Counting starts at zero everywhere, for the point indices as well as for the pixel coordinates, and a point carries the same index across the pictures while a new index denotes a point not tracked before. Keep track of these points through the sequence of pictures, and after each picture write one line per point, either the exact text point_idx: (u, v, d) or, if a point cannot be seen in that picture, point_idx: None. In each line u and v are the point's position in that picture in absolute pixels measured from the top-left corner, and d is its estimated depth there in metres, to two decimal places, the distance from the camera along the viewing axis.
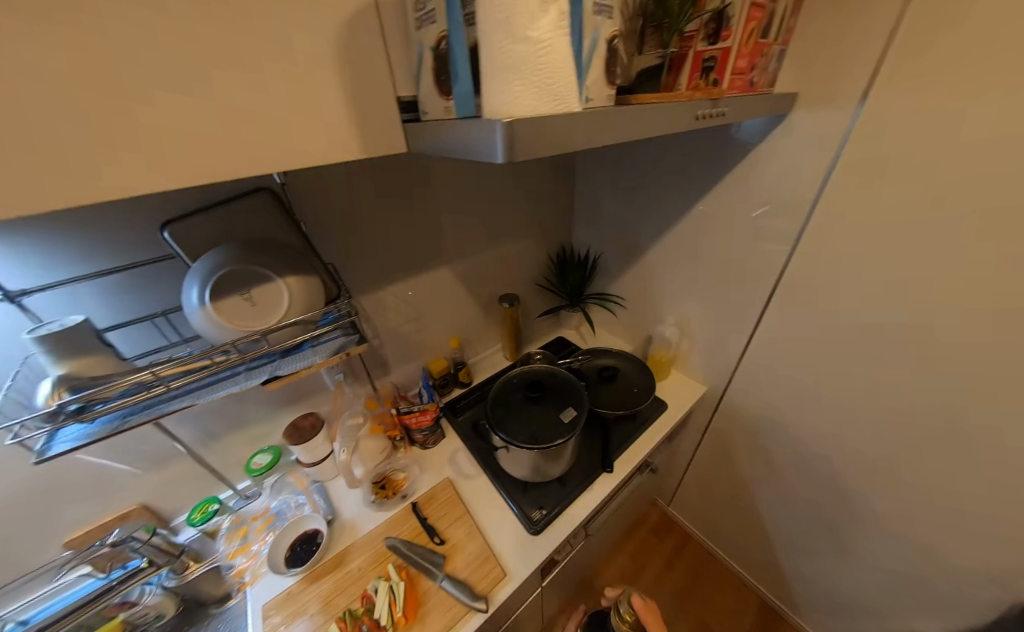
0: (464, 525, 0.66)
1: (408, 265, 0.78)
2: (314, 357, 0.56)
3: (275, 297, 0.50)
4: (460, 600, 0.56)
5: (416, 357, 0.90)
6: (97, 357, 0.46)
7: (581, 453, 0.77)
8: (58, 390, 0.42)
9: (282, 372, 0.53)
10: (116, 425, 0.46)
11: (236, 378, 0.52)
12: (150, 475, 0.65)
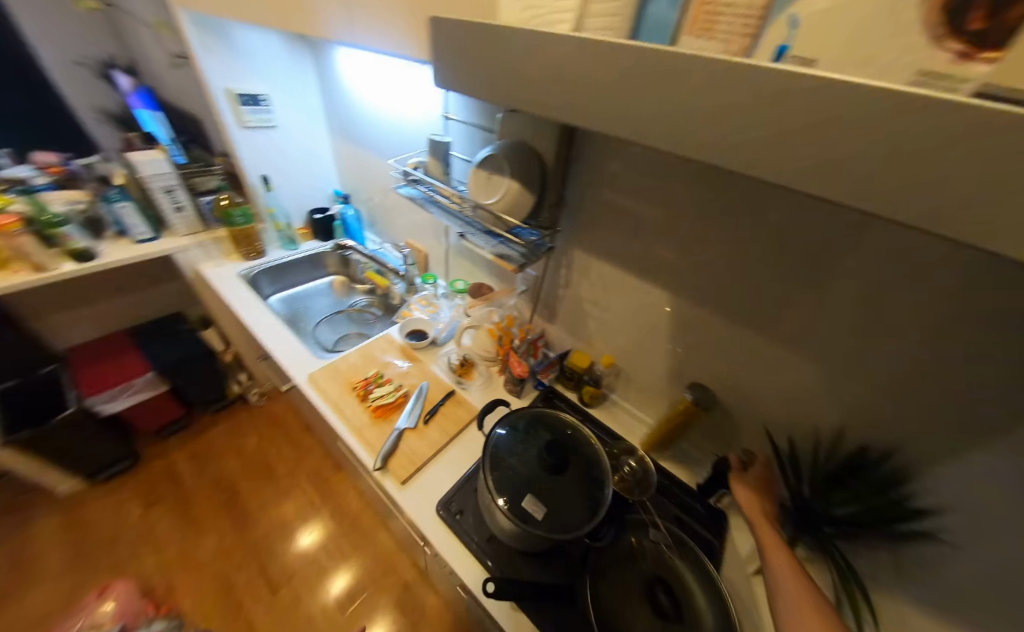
0: (438, 436, 0.73)
1: (642, 264, 0.66)
2: (485, 247, 0.67)
3: (492, 189, 0.62)
4: (381, 444, 0.70)
5: (576, 335, 0.86)
6: (437, 161, 0.71)
7: (530, 568, 0.57)
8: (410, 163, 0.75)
9: (465, 238, 0.68)
10: (413, 198, 0.74)
11: (456, 221, 0.71)
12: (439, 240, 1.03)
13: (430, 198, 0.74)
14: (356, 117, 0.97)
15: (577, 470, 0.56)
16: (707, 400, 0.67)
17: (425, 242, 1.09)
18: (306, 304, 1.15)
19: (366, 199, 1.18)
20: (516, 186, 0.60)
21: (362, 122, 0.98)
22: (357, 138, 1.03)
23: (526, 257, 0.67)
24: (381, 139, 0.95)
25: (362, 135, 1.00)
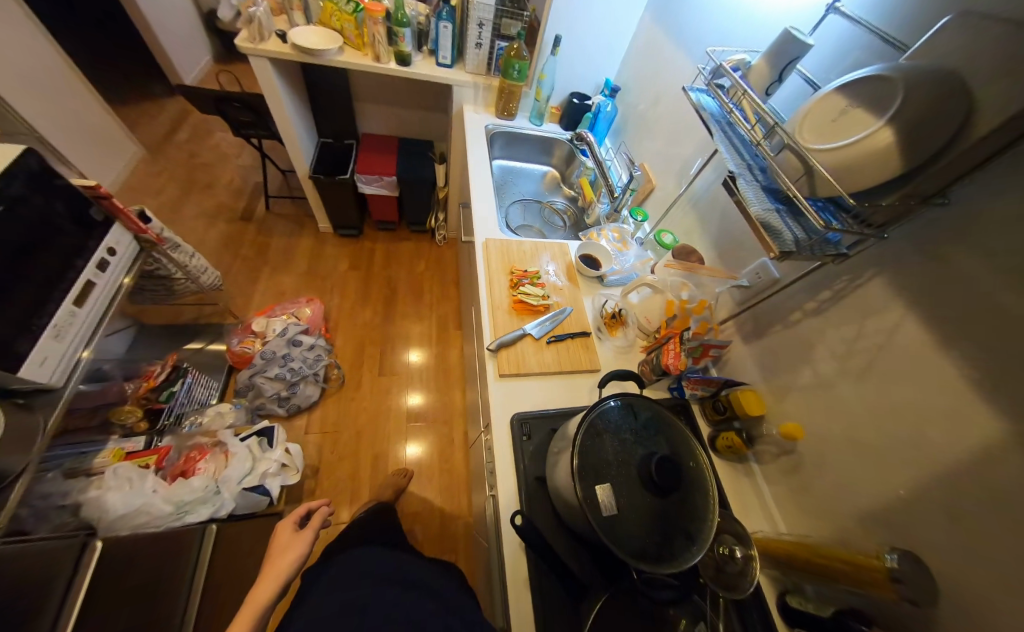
0: (551, 361, 0.72)
1: (985, 360, 0.39)
2: (752, 205, 0.50)
3: (843, 132, 0.42)
4: (506, 334, 0.73)
5: (767, 372, 0.67)
6: (766, 70, 0.55)
7: (553, 535, 0.53)
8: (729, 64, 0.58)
9: (737, 185, 0.52)
10: (703, 112, 0.60)
11: (738, 157, 0.55)
12: (677, 181, 0.89)
13: (724, 124, 0.59)
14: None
15: (676, 510, 0.44)
16: (916, 588, 0.42)
17: (659, 178, 0.96)
18: (514, 185, 1.25)
19: (634, 105, 1.08)
20: (883, 133, 0.38)
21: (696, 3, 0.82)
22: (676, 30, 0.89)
23: (801, 247, 0.46)
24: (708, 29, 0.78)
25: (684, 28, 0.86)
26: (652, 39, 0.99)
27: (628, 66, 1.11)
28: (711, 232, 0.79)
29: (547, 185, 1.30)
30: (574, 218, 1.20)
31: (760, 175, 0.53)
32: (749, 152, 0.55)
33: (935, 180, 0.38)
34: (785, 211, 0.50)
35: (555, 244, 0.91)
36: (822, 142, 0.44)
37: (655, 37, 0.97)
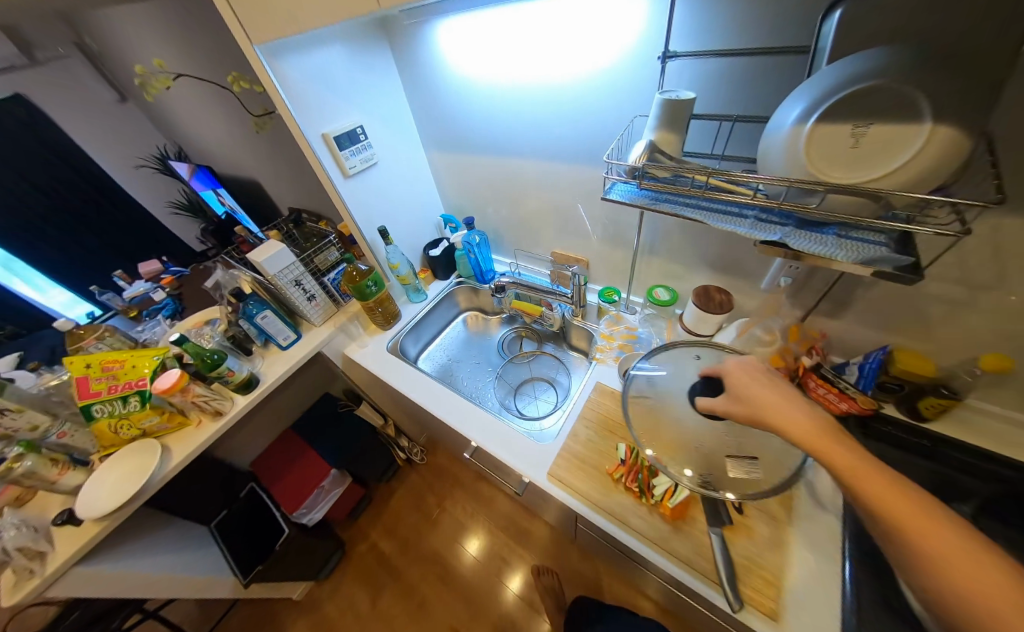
0: (771, 529, 0.53)
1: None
2: (836, 252, 0.40)
3: (884, 152, 0.34)
4: (715, 566, 0.50)
5: (883, 325, 0.60)
6: (676, 136, 0.48)
7: None
8: (642, 157, 0.49)
9: (791, 244, 0.42)
10: (647, 203, 0.50)
11: (742, 221, 0.46)
12: (607, 245, 0.84)
13: (679, 201, 0.51)
14: (496, 116, 0.79)
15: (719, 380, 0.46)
16: None
17: (585, 252, 0.91)
18: (455, 362, 1.08)
19: (493, 213, 1.02)
20: (945, 131, 0.31)
21: (481, 116, 0.81)
22: (492, 147, 0.86)
23: (913, 255, 0.39)
24: (523, 126, 0.76)
25: (503, 139, 0.83)
26: (468, 167, 0.96)
27: (455, 192, 1.06)
28: (693, 260, 0.73)
29: (479, 327, 1.16)
30: (532, 333, 1.08)
31: (775, 219, 0.46)
32: (739, 206, 0.48)
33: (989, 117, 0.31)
34: (842, 232, 0.43)
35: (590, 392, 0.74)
36: (859, 171, 0.36)
37: (472, 162, 0.94)
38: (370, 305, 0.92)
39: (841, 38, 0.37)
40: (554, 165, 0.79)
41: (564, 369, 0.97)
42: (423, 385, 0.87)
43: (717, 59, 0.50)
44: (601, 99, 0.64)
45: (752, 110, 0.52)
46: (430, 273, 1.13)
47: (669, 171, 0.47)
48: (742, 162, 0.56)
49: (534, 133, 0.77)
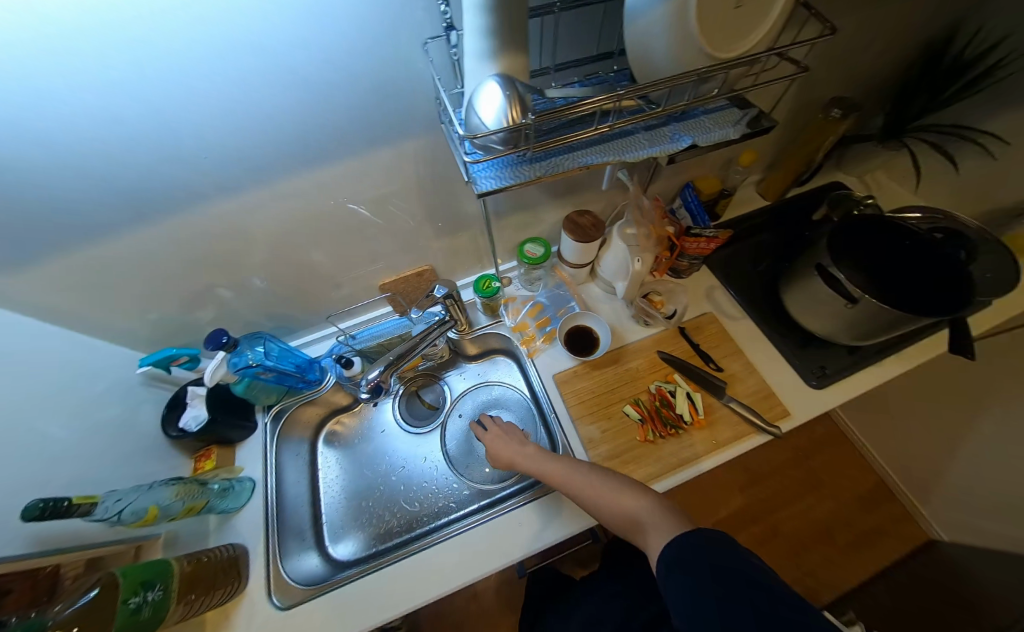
0: (738, 360, 0.65)
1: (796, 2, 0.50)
2: (727, 132, 0.41)
3: (756, 11, 0.31)
4: (747, 419, 0.60)
5: (681, 171, 0.72)
6: (524, 57, 0.31)
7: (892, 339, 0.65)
8: (513, 107, 0.30)
9: (701, 143, 0.40)
10: (542, 170, 0.36)
11: (642, 139, 0.40)
12: (447, 237, 0.65)
13: (562, 150, 0.39)
14: (79, 121, 0.31)
15: None
16: (851, 107, 0.66)
17: (420, 260, 0.68)
18: (372, 495, 0.74)
19: (244, 290, 0.62)
20: None
21: (33, 167, 0.33)
22: (131, 188, 0.39)
23: (752, 104, 0.44)
24: (184, 140, 0.36)
25: (136, 161, 0.36)
26: (113, 253, 0.45)
27: (134, 304, 0.54)
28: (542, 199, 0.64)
29: (354, 431, 0.80)
30: (423, 377, 0.84)
31: (656, 122, 0.41)
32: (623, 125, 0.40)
33: None
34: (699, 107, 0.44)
35: (558, 388, 0.65)
36: (739, 40, 0.33)
37: (106, 236, 0.43)
38: (178, 610, 0.45)
39: None
40: (302, 174, 0.45)
41: (489, 383, 0.82)
42: (397, 576, 0.55)
43: None
44: (324, 35, 0.32)
45: None
46: (219, 446, 0.64)
47: (561, 113, 0.32)
48: (574, 68, 0.42)
49: (204, 120, 0.35)
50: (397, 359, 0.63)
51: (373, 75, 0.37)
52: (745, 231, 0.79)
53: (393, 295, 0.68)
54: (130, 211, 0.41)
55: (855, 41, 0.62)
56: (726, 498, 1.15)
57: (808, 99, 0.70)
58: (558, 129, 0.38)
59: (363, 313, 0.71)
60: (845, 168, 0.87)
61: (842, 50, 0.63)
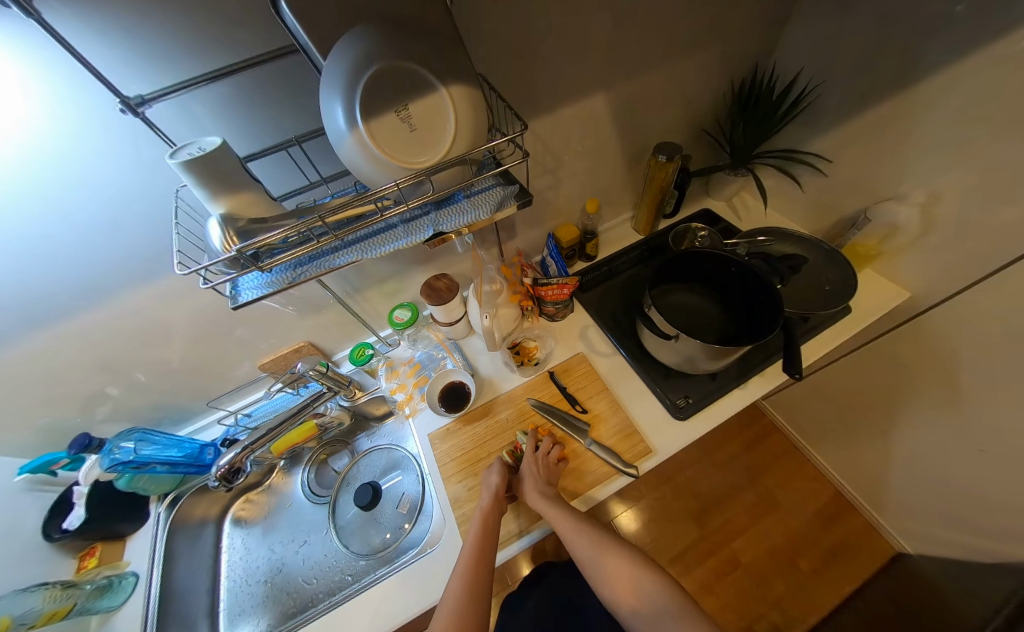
0: (602, 399, 0.66)
1: (574, 78, 0.57)
2: (478, 213, 0.47)
3: (433, 128, 0.38)
4: (607, 463, 0.60)
5: (540, 222, 0.78)
6: (248, 194, 0.39)
7: (748, 358, 0.66)
8: (229, 237, 0.37)
9: (445, 229, 0.45)
10: (292, 278, 0.43)
11: (397, 232, 0.46)
12: (309, 316, 0.70)
13: (325, 253, 0.46)
14: None
15: None
16: (675, 150, 0.71)
17: (296, 337, 0.73)
18: (273, 574, 0.73)
19: (128, 392, 0.65)
20: (456, 90, 0.37)
21: None
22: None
23: (512, 181, 0.50)
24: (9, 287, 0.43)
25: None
26: None
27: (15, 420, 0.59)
28: (399, 272, 0.69)
29: (262, 509, 0.81)
30: (329, 447, 0.85)
31: (417, 214, 0.48)
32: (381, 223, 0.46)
33: (448, 76, 0.37)
34: (466, 191, 0.50)
35: (432, 449, 0.66)
36: (431, 150, 0.39)
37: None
38: None
39: (315, 37, 0.34)
40: (137, 293, 0.51)
41: (397, 445, 0.83)
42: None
43: (205, 95, 0.38)
44: (99, 194, 0.40)
45: (305, 126, 0.45)
46: (105, 542, 0.66)
47: (278, 236, 0.38)
48: (348, 175, 0.51)
49: (30, 271, 0.43)
50: (255, 442, 0.67)
51: (159, 210, 0.45)
52: (618, 267, 0.82)
53: (273, 373, 0.75)
54: None
55: (657, 101, 0.70)
56: (682, 533, 1.10)
57: (640, 148, 0.77)
58: (316, 238, 0.45)
59: (244, 393, 0.79)
60: (713, 196, 0.93)
61: (649, 109, 0.70)
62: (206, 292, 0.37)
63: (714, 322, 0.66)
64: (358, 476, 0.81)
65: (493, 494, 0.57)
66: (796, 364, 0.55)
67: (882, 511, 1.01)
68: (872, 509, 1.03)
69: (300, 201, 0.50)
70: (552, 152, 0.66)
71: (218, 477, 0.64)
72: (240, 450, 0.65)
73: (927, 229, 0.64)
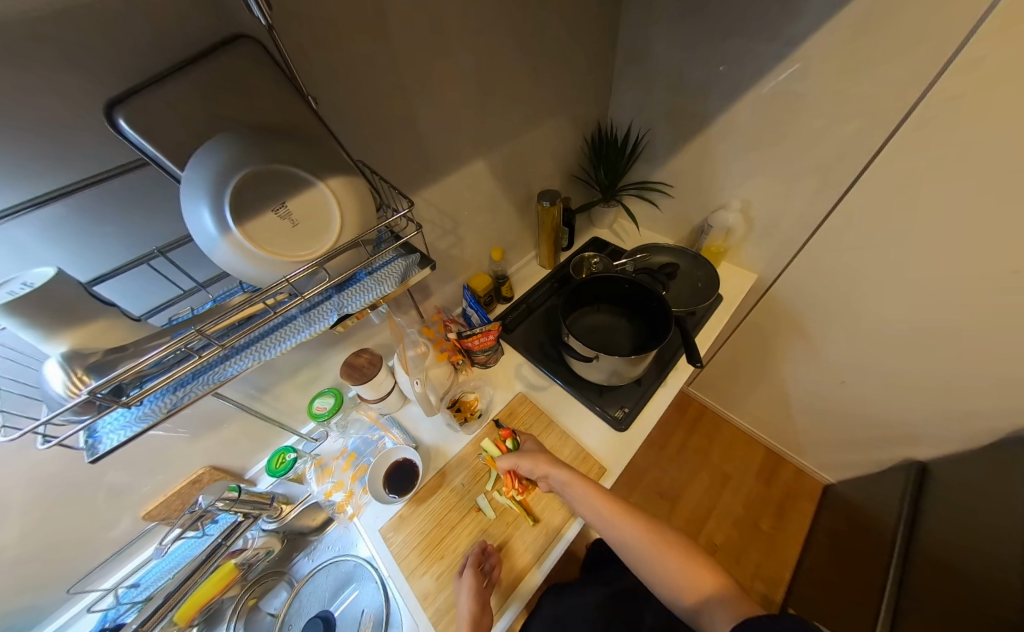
0: (552, 431, 0.68)
1: (452, 149, 0.64)
2: (383, 287, 0.47)
3: (319, 219, 0.39)
4: (570, 493, 0.60)
5: (454, 277, 0.81)
6: (98, 322, 0.34)
7: (663, 356, 0.76)
8: (76, 380, 0.32)
9: (351, 309, 0.45)
10: (170, 405, 0.37)
11: (299, 324, 0.44)
12: (206, 436, 0.59)
13: (213, 365, 0.41)
14: None
15: None
16: (554, 196, 0.83)
17: (191, 465, 0.61)
18: None
19: None
20: (334, 182, 0.39)
21: None
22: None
23: (414, 250, 0.53)
24: None
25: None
26: None
27: None
28: (311, 359, 0.64)
29: None
30: (257, 586, 0.69)
31: (318, 300, 0.47)
32: (277, 319, 0.44)
33: (325, 171, 0.39)
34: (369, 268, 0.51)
35: (386, 545, 0.58)
36: (320, 238, 0.40)
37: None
38: None
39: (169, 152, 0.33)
40: None
41: (346, 554, 0.72)
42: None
43: (26, 225, 0.33)
44: None
45: (170, 236, 0.42)
46: None
47: (147, 362, 0.34)
48: (230, 276, 0.48)
49: None
50: (149, 619, 0.52)
51: None
52: (536, 301, 0.89)
53: (165, 519, 0.61)
54: None
55: (530, 160, 0.82)
56: None
57: (527, 197, 0.88)
58: (196, 352, 0.40)
59: (123, 559, 0.61)
60: (599, 226, 1.08)
61: (525, 166, 0.82)
62: (42, 454, 0.30)
63: (625, 333, 0.74)
64: (303, 611, 0.67)
65: (473, 618, 0.47)
66: (696, 354, 0.65)
67: (803, 454, 1.17)
68: (796, 456, 1.19)
69: (173, 313, 0.45)
70: (449, 214, 0.71)
71: None
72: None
73: (749, 227, 0.84)
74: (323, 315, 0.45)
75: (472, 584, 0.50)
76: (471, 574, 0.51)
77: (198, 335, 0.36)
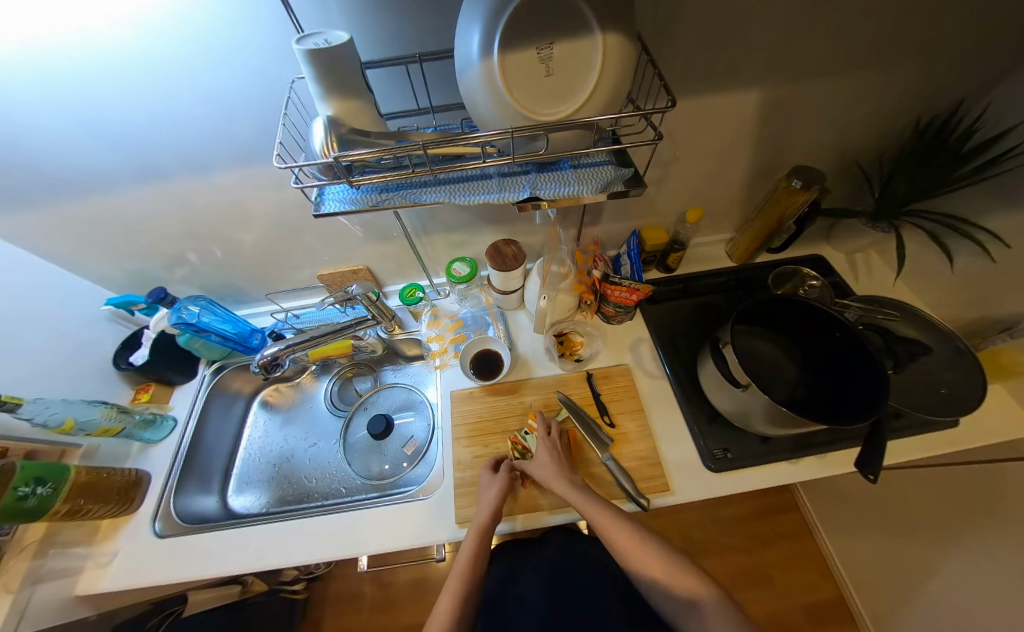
0: (635, 421, 0.62)
1: (736, 59, 0.47)
2: (581, 188, 0.42)
3: (572, 80, 0.33)
4: (619, 484, 0.57)
5: (630, 217, 0.71)
6: (358, 101, 0.37)
7: (816, 436, 0.58)
8: (330, 144, 0.36)
9: (542, 195, 0.41)
10: (375, 202, 0.41)
11: (491, 185, 0.42)
12: (374, 244, 0.70)
13: (414, 185, 0.44)
14: (61, 114, 0.42)
15: None
16: (816, 178, 0.60)
17: (356, 259, 0.74)
18: (281, 462, 0.80)
19: (209, 261, 0.70)
20: (612, 37, 0.31)
21: (26, 137, 0.44)
22: (100, 164, 0.49)
23: (629, 164, 0.44)
24: (136, 136, 0.46)
25: (112, 145, 0.47)
26: (91, 215, 0.56)
27: (114, 258, 0.66)
28: (472, 225, 0.67)
29: (288, 400, 0.88)
30: (358, 366, 0.89)
31: (516, 170, 0.44)
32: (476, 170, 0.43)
33: (613, 21, 0.31)
34: (575, 161, 0.45)
35: (451, 406, 0.66)
36: (560, 103, 0.34)
37: (82, 197, 0.53)
38: (65, 508, 0.52)
39: None
40: (236, 174, 0.53)
41: (418, 389, 0.85)
42: (209, 547, 0.59)
43: None
44: (225, 68, 0.40)
45: (433, 44, 0.42)
46: (158, 384, 0.74)
47: (380, 154, 0.36)
48: (454, 110, 0.48)
49: (156, 127, 0.45)
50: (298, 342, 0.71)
51: (272, 99, 0.44)
52: (696, 288, 0.75)
53: (329, 285, 0.78)
54: (105, 186, 0.52)
55: (821, 117, 0.59)
56: None
57: (775, 166, 0.66)
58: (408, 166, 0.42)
59: (298, 296, 0.83)
60: (835, 244, 0.80)
61: (806, 124, 0.59)
62: (297, 191, 0.37)
63: (788, 383, 0.58)
64: (376, 404, 0.85)
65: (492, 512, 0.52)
66: (877, 470, 0.47)
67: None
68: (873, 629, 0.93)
69: (403, 124, 0.48)
70: (677, 143, 0.58)
71: (259, 364, 0.69)
72: (285, 346, 0.70)
73: None
74: (513, 188, 0.42)
75: (499, 487, 0.54)
76: (505, 480, 0.55)
77: (420, 150, 0.37)
